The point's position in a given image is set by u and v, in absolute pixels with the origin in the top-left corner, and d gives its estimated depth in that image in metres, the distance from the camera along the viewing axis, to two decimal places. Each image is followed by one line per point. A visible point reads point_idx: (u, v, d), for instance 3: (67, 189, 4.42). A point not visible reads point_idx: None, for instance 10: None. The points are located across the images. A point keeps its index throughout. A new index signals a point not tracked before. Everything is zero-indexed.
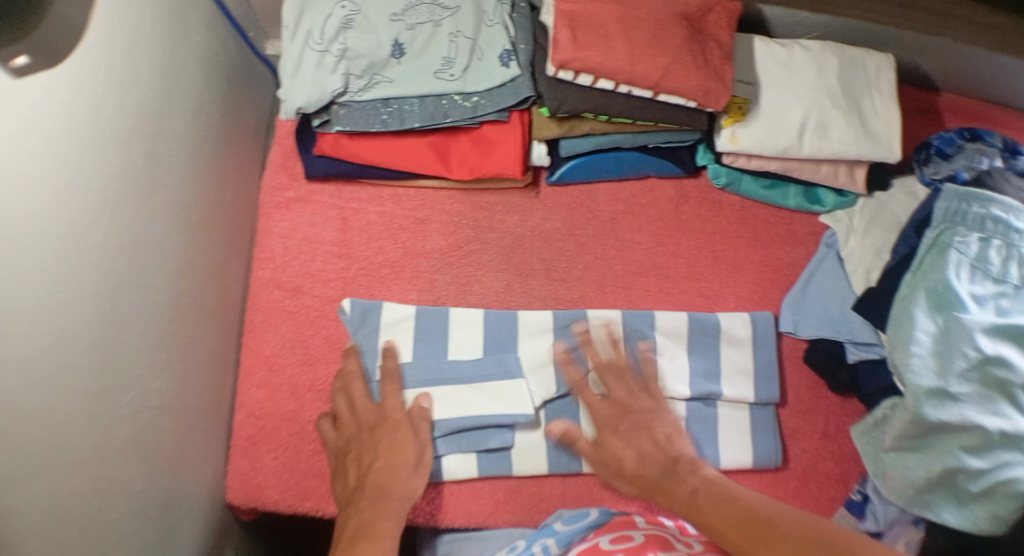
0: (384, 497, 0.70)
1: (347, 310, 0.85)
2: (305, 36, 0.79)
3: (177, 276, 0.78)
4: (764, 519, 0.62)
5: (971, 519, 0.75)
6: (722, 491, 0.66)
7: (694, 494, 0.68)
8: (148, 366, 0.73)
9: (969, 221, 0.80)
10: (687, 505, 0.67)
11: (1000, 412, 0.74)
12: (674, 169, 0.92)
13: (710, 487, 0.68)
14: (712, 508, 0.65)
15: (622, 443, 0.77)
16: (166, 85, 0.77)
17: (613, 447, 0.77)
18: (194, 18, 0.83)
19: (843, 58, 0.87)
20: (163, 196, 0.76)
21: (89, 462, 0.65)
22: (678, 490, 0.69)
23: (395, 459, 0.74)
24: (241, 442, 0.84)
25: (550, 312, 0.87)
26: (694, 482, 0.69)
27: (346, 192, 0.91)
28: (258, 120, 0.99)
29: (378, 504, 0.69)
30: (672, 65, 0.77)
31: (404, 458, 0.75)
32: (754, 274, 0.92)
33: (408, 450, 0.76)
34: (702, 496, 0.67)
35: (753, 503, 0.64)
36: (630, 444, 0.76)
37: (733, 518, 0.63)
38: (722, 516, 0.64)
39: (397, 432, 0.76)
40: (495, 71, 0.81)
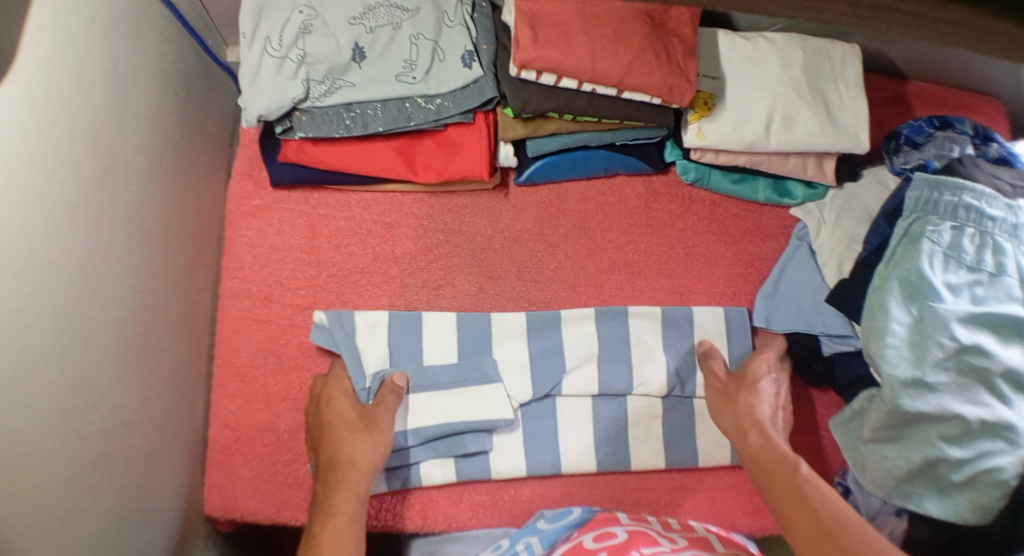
0: (343, 487, 0.73)
1: (322, 320, 0.83)
2: (263, 43, 0.78)
3: (143, 290, 0.77)
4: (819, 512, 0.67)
5: (954, 509, 0.74)
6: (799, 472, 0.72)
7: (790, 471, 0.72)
8: (116, 382, 0.72)
9: (941, 210, 0.79)
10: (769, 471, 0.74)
11: (979, 400, 0.74)
12: (643, 166, 0.91)
13: (800, 478, 0.71)
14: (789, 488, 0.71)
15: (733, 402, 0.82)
16: (124, 98, 0.76)
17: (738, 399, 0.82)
18: (149, 29, 0.82)
19: (808, 50, 0.86)
20: (124, 210, 0.75)
21: (58, 482, 0.64)
22: (766, 453, 0.76)
23: (350, 447, 0.75)
24: (215, 454, 0.83)
25: (522, 313, 0.86)
26: (786, 461, 0.74)
27: (313, 199, 0.90)
28: (221, 129, 0.98)
29: (336, 500, 0.72)
30: (635, 61, 0.77)
31: (354, 438, 0.76)
32: (726, 269, 0.92)
33: (356, 428, 0.77)
34: (784, 469, 0.73)
35: (826, 498, 0.68)
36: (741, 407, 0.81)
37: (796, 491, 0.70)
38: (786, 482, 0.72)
39: (344, 413, 0.78)
40: (457, 72, 0.80)
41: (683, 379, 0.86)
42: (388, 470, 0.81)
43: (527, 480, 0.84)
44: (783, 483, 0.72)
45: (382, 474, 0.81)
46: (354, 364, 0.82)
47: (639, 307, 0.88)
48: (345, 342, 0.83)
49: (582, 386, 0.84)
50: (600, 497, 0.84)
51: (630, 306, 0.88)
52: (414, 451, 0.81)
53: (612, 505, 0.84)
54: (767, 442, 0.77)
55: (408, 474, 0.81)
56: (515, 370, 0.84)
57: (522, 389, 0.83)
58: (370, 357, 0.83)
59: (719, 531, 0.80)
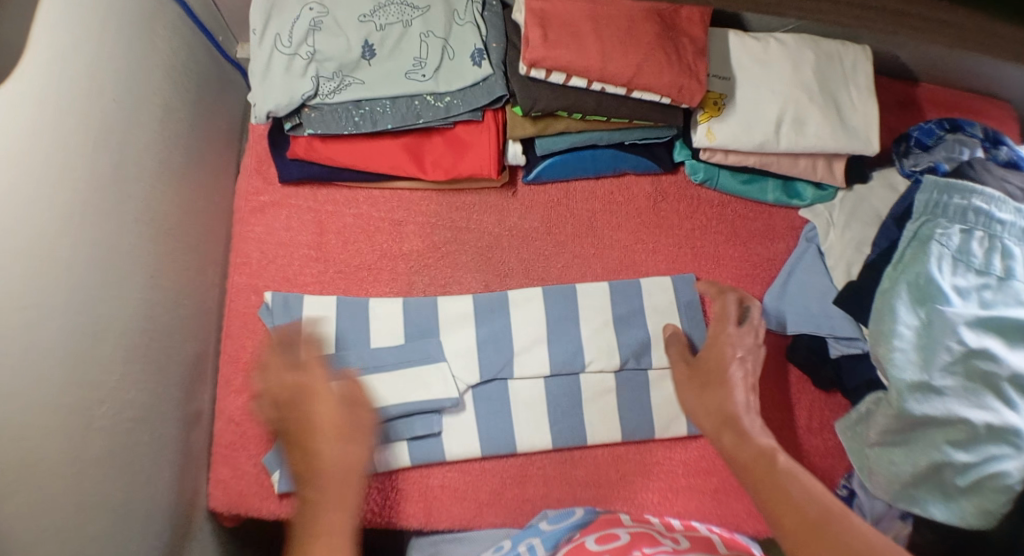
0: (331, 496, 0.69)
1: (270, 303, 0.85)
2: (274, 40, 0.78)
3: (150, 285, 0.78)
4: (826, 509, 0.59)
5: (959, 514, 0.74)
6: (790, 468, 0.63)
7: (771, 466, 0.64)
8: (122, 377, 0.72)
9: (950, 213, 0.79)
10: (753, 465, 0.65)
11: (986, 405, 0.73)
12: (652, 166, 0.91)
13: (785, 470, 0.63)
14: (771, 487, 0.62)
15: (710, 389, 0.73)
16: (134, 93, 0.76)
17: (710, 389, 0.73)
18: (159, 25, 0.82)
19: (817, 51, 0.86)
20: (133, 205, 0.75)
21: (63, 475, 0.64)
22: (744, 450, 0.66)
23: (338, 461, 0.71)
24: (220, 450, 0.84)
25: (469, 296, 0.87)
26: (767, 454, 0.65)
27: (322, 196, 0.90)
28: (230, 126, 0.98)
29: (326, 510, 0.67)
30: (644, 61, 0.77)
31: (330, 448, 0.72)
32: (734, 270, 0.92)
33: (331, 437, 0.72)
34: (771, 464, 0.64)
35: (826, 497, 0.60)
36: (719, 393, 0.72)
37: (789, 488, 0.61)
38: (775, 476, 0.63)
39: (327, 416, 0.74)
40: (467, 70, 0.80)
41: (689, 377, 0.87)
42: None
43: (532, 478, 0.84)
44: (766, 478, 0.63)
45: None
46: None
47: (589, 287, 0.88)
48: (288, 324, 0.84)
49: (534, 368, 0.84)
50: (606, 497, 0.84)
51: (580, 287, 0.88)
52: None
53: (617, 505, 0.84)
54: (746, 440, 0.67)
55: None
56: (461, 352, 0.84)
57: (469, 372, 0.83)
58: (313, 343, 0.83)
59: (722, 532, 0.80)
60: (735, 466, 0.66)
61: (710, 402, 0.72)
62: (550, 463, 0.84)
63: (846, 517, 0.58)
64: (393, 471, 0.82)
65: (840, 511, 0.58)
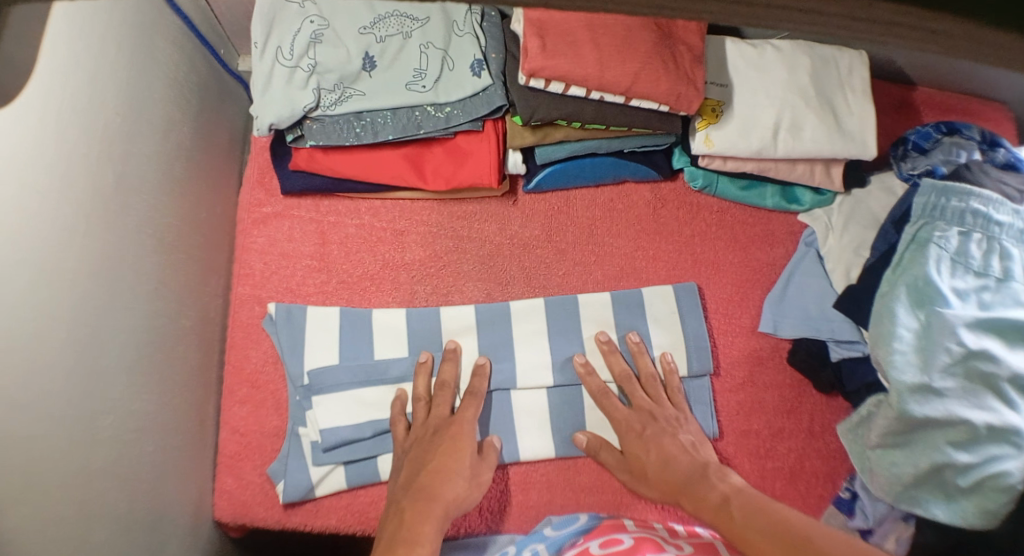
0: (422, 508, 0.73)
1: (273, 314, 0.85)
2: (274, 52, 0.79)
3: (154, 296, 0.78)
4: (792, 532, 0.63)
5: (961, 514, 0.74)
6: (753, 502, 0.69)
7: (731, 512, 0.69)
8: (127, 388, 0.73)
9: (947, 216, 0.80)
10: (717, 515, 0.70)
11: (986, 405, 0.74)
12: (651, 173, 0.92)
13: (754, 504, 0.69)
14: (741, 530, 0.67)
15: (648, 446, 0.80)
16: (135, 106, 0.77)
17: (646, 466, 0.79)
18: (160, 38, 0.82)
19: (815, 56, 0.87)
20: (136, 218, 0.76)
21: (70, 487, 0.65)
22: (706, 497, 0.73)
23: (439, 459, 0.77)
24: (225, 460, 0.84)
25: (471, 306, 0.87)
26: (723, 491, 0.72)
27: (323, 206, 0.91)
28: (232, 138, 0.99)
29: (432, 511, 0.72)
30: (642, 69, 0.77)
31: (459, 474, 0.77)
32: (733, 275, 0.93)
33: (466, 458, 0.78)
34: (732, 504, 0.70)
35: (790, 524, 0.64)
36: (651, 447, 0.80)
37: (762, 527, 0.65)
38: (751, 528, 0.66)
39: (461, 454, 0.78)
40: (467, 81, 0.81)
41: (689, 381, 0.88)
42: (346, 463, 0.83)
43: (536, 486, 0.84)
44: (734, 521, 0.68)
45: (339, 468, 0.83)
46: (295, 357, 0.84)
47: (590, 294, 0.89)
48: (292, 335, 0.84)
49: (537, 375, 0.85)
50: (610, 503, 0.84)
51: (580, 294, 0.89)
52: (366, 443, 0.83)
53: (620, 511, 0.84)
54: (701, 503, 0.73)
55: (365, 465, 0.83)
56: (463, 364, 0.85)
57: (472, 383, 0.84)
58: (316, 354, 0.84)
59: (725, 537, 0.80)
60: (703, 513, 0.72)
61: (647, 486, 0.79)
62: (552, 469, 0.85)
63: (812, 536, 0.62)
64: None
65: (805, 536, 0.62)
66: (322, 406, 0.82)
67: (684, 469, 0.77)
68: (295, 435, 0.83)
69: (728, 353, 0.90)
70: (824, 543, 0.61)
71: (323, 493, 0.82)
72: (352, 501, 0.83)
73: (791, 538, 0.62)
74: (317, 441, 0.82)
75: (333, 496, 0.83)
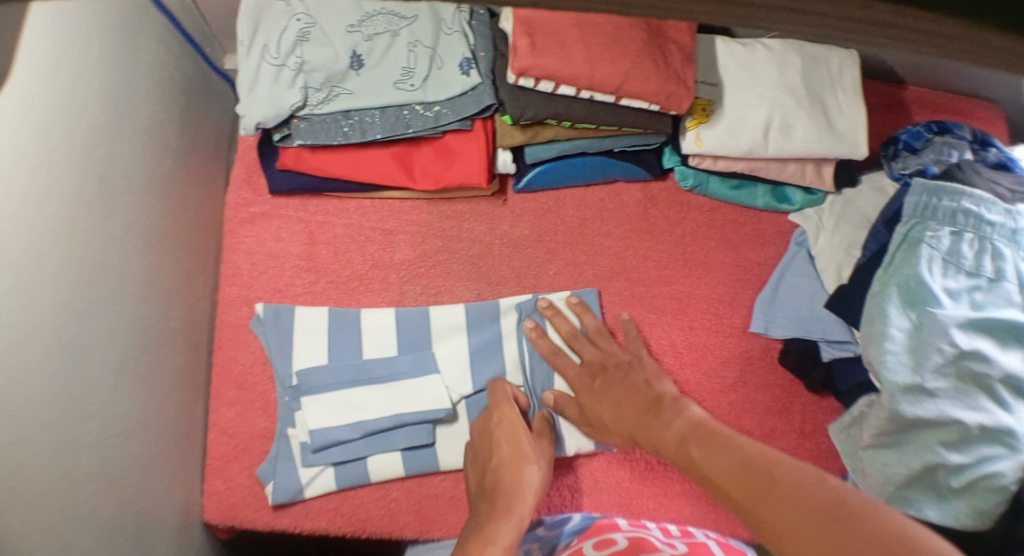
0: (500, 506, 0.70)
1: (261, 315, 0.85)
2: (261, 51, 0.78)
3: (140, 299, 0.77)
4: (773, 476, 0.58)
5: (953, 515, 0.73)
6: (711, 434, 0.68)
7: (689, 447, 0.68)
8: (111, 392, 0.72)
9: (939, 216, 0.79)
10: (676, 454, 0.69)
11: (979, 405, 0.73)
12: (641, 172, 0.92)
13: (720, 434, 0.67)
14: (700, 465, 0.66)
15: (601, 397, 0.80)
16: (120, 107, 0.76)
17: (598, 412, 0.79)
18: (145, 37, 0.82)
19: (805, 55, 0.86)
20: (120, 221, 0.75)
21: (55, 495, 0.64)
22: (661, 436, 0.72)
23: (503, 451, 0.76)
24: (212, 462, 0.83)
25: (461, 305, 0.87)
26: (683, 426, 0.71)
27: (312, 206, 0.90)
28: (219, 138, 0.98)
29: (512, 511, 0.69)
30: (632, 69, 0.77)
31: (527, 460, 0.76)
32: (724, 275, 0.93)
33: (524, 440, 0.77)
34: (688, 442, 0.68)
35: (764, 457, 0.62)
36: (605, 399, 0.79)
37: (732, 486, 0.60)
38: (706, 463, 0.65)
39: (521, 440, 0.77)
40: (455, 80, 0.80)
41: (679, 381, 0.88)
42: (333, 465, 0.82)
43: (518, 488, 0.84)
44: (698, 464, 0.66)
45: (328, 470, 0.82)
46: (281, 358, 0.83)
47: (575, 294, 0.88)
48: (280, 336, 0.84)
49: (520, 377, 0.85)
50: (600, 503, 0.85)
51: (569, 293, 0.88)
52: (354, 445, 0.82)
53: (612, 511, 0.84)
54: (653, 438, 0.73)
55: (353, 467, 0.82)
56: (453, 364, 0.85)
57: (460, 383, 0.84)
58: (303, 355, 0.84)
59: (718, 537, 0.81)
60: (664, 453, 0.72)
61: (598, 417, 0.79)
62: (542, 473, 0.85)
63: (783, 479, 0.57)
64: (386, 483, 0.83)
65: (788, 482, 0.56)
66: (312, 406, 0.81)
67: (638, 403, 0.77)
68: (284, 436, 0.83)
69: (718, 354, 0.90)
70: (811, 490, 0.55)
71: (311, 494, 0.82)
72: (340, 503, 0.83)
73: (754, 472, 0.60)
74: (307, 441, 0.81)
75: (322, 498, 0.83)
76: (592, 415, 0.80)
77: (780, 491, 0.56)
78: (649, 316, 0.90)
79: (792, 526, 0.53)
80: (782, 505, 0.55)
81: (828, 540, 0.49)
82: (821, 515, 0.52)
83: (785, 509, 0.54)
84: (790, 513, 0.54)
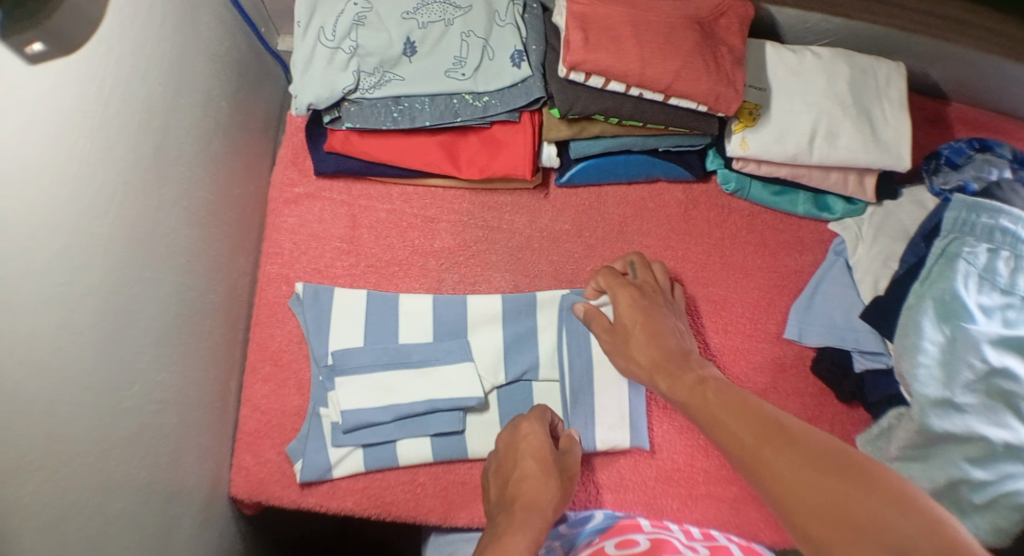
0: (516, 516, 0.68)
1: (300, 294, 0.85)
2: (317, 33, 0.79)
3: (184, 269, 0.78)
4: (781, 425, 0.61)
5: (974, 531, 0.72)
6: (731, 392, 0.67)
7: (706, 396, 0.68)
8: (153, 358, 0.73)
9: (977, 232, 0.79)
10: (689, 401, 0.70)
11: (1005, 423, 0.74)
12: (683, 173, 0.92)
13: (729, 393, 0.67)
14: (715, 415, 0.66)
15: (639, 318, 0.79)
16: (176, 78, 0.77)
17: (629, 337, 0.79)
18: (204, 11, 0.83)
19: (852, 64, 0.87)
20: (170, 190, 0.76)
21: (94, 455, 0.64)
22: (683, 378, 0.72)
23: (524, 465, 0.74)
24: (245, 437, 0.84)
25: (498, 296, 0.87)
26: (704, 379, 0.70)
27: (356, 190, 0.91)
28: (268, 117, 0.99)
29: (528, 523, 0.67)
30: (683, 68, 0.77)
31: (547, 475, 0.73)
32: (760, 279, 0.93)
33: (547, 456, 0.75)
34: (709, 392, 0.68)
35: (773, 415, 0.62)
36: (642, 323, 0.78)
37: (740, 429, 0.63)
38: (724, 413, 0.65)
39: (545, 455, 0.75)
40: (506, 71, 0.81)
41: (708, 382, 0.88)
42: (365, 446, 0.83)
43: None
44: (710, 406, 0.67)
45: (359, 451, 0.83)
46: (320, 339, 0.84)
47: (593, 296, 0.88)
48: (318, 317, 0.85)
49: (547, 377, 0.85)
50: (625, 500, 0.85)
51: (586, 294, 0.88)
52: (387, 427, 0.82)
53: (636, 508, 0.84)
54: (676, 381, 0.72)
55: (384, 449, 0.83)
56: (488, 352, 0.85)
57: (494, 372, 0.84)
58: (340, 337, 0.84)
59: (740, 540, 0.81)
60: (680, 394, 0.71)
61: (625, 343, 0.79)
62: None
63: (796, 430, 0.60)
64: (416, 467, 0.84)
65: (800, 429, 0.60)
66: (345, 387, 0.82)
67: (668, 347, 0.76)
68: (315, 415, 0.83)
69: (751, 357, 0.90)
70: (818, 445, 0.58)
71: (339, 474, 0.83)
72: (368, 485, 0.83)
73: (769, 426, 0.61)
74: (337, 422, 0.82)
75: (350, 478, 0.83)
76: (625, 332, 0.79)
77: (790, 439, 0.59)
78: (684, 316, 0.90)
79: (795, 474, 0.56)
80: (790, 454, 0.58)
81: (826, 494, 0.54)
82: (824, 470, 0.55)
83: (792, 462, 0.57)
84: (795, 463, 0.57)
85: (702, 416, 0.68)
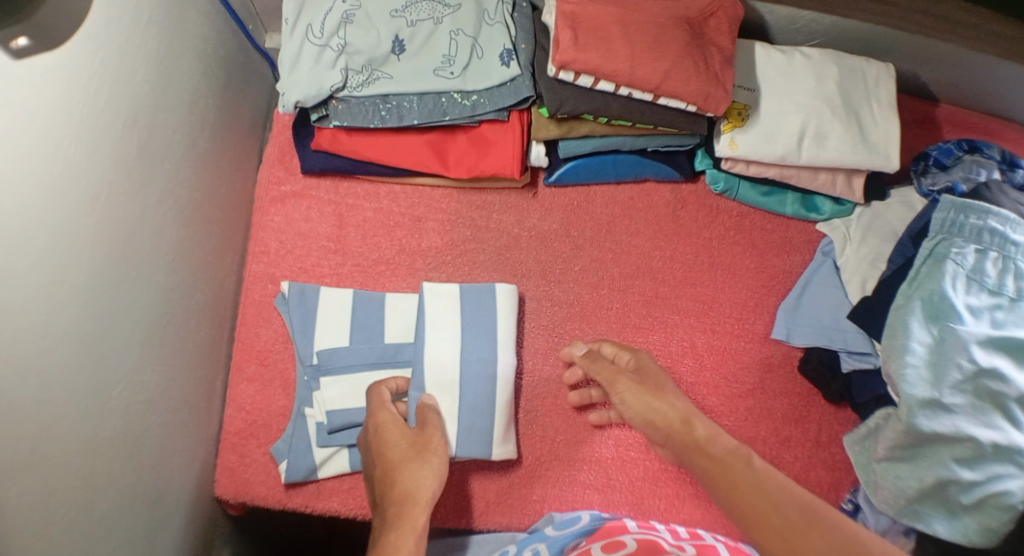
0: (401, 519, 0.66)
1: (285, 293, 0.85)
2: (305, 30, 0.79)
3: (170, 268, 0.78)
4: (815, 508, 0.64)
5: (962, 531, 0.74)
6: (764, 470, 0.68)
7: (748, 464, 0.68)
8: (138, 358, 0.72)
9: (964, 233, 0.79)
10: (717, 469, 0.69)
11: (994, 423, 0.73)
12: (672, 174, 0.92)
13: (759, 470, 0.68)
14: (750, 487, 0.67)
15: (656, 393, 0.76)
16: (162, 76, 0.76)
17: (654, 395, 0.75)
18: (190, 8, 0.82)
19: (841, 66, 0.87)
20: (156, 189, 0.75)
21: (79, 454, 0.64)
22: (703, 441, 0.71)
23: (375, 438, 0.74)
24: (230, 437, 0.84)
25: (455, 286, 0.85)
26: (728, 447, 0.70)
27: (343, 189, 0.91)
28: (255, 115, 0.99)
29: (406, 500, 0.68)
30: (672, 68, 0.77)
31: (397, 471, 0.70)
32: (749, 280, 0.93)
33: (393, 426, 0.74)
34: (742, 465, 0.68)
35: (809, 496, 0.65)
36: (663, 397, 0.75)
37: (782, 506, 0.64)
38: (750, 491, 0.66)
39: (395, 429, 0.74)
40: (495, 70, 0.81)
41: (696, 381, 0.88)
42: (351, 446, 0.82)
43: (540, 480, 0.84)
44: (744, 480, 0.67)
45: (344, 451, 0.82)
46: (305, 339, 0.84)
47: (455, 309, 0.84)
48: (304, 317, 0.84)
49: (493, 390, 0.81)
50: (613, 500, 0.85)
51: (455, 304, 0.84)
52: None
53: (625, 509, 0.84)
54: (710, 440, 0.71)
55: None
56: None
57: None
58: (326, 337, 0.84)
59: (728, 540, 0.81)
60: (701, 464, 0.70)
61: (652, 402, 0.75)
62: (558, 463, 0.85)
63: (832, 516, 0.63)
64: None
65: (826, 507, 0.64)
66: (332, 387, 0.82)
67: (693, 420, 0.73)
68: (301, 415, 0.83)
69: (739, 358, 0.90)
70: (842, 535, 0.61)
71: (326, 475, 0.82)
72: (354, 485, 0.83)
73: (806, 507, 0.64)
74: (323, 422, 0.81)
75: (337, 478, 0.83)
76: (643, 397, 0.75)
77: (821, 520, 0.63)
78: (672, 317, 0.90)
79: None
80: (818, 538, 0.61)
81: None
82: None
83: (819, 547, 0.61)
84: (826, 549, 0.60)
85: (725, 486, 0.68)
